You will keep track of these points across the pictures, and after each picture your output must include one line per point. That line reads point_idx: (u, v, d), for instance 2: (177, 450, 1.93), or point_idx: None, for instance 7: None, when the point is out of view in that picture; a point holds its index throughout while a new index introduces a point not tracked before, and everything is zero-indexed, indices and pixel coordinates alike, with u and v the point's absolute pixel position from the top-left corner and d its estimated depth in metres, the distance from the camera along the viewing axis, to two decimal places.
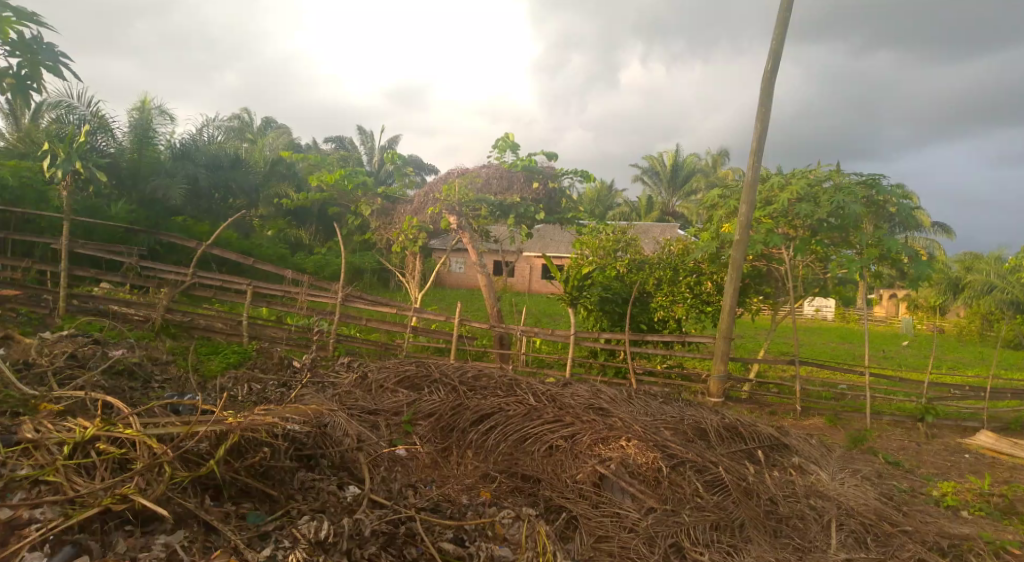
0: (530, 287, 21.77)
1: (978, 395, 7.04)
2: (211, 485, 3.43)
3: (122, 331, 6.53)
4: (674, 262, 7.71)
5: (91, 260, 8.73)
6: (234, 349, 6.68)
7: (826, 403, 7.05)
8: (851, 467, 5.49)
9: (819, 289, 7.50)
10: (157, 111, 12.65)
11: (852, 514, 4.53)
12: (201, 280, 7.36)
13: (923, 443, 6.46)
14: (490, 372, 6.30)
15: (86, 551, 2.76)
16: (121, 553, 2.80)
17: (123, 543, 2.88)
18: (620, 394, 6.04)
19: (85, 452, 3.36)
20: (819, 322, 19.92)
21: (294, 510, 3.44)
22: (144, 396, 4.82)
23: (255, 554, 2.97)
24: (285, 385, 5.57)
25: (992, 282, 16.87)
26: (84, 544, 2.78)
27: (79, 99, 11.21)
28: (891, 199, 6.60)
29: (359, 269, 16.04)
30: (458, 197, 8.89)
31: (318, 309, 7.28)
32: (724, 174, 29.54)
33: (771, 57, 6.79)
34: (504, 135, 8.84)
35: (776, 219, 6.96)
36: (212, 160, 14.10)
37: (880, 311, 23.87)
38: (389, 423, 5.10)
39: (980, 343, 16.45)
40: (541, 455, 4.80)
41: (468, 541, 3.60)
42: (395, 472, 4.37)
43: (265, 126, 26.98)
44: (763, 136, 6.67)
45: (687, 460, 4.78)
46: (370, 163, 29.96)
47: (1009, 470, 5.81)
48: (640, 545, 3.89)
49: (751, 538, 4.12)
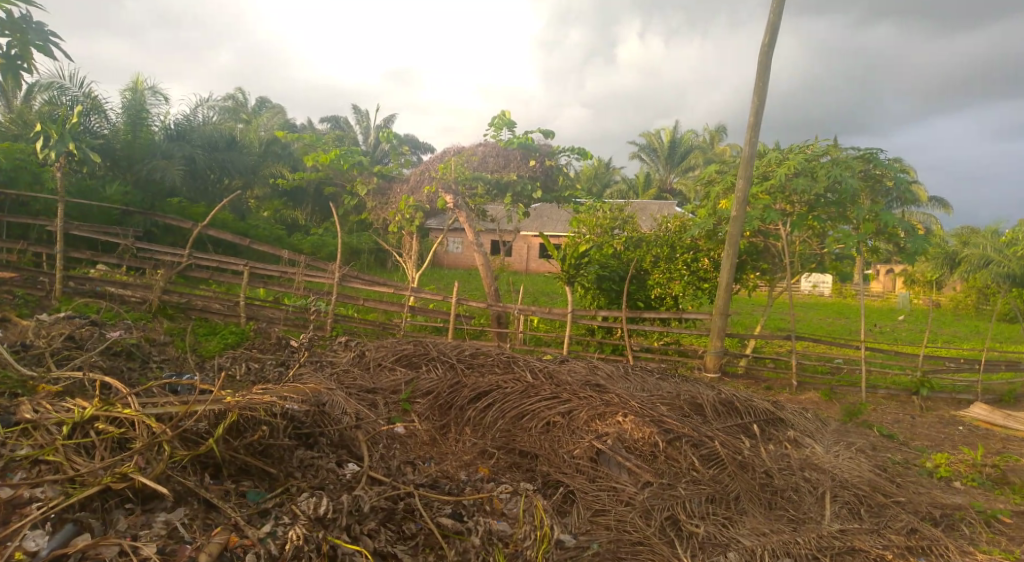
0: (528, 266, 21.80)
1: (972, 368, 7.09)
2: (210, 463, 3.46)
3: (119, 312, 6.54)
4: (671, 239, 7.71)
5: (86, 242, 8.70)
6: (231, 329, 6.70)
7: (823, 377, 7.10)
8: (846, 440, 5.55)
9: (815, 265, 7.50)
10: (151, 91, 12.41)
11: (846, 486, 4.59)
12: (197, 260, 7.40)
13: (918, 416, 6.51)
14: (487, 350, 6.34)
15: (87, 528, 2.80)
16: (121, 531, 2.84)
17: (124, 520, 2.91)
18: (617, 370, 6.09)
19: (85, 432, 3.38)
20: (816, 297, 19.96)
21: (294, 487, 3.46)
22: (142, 376, 4.86)
23: (256, 531, 3.00)
24: (284, 364, 5.60)
25: (990, 255, 16.83)
26: (86, 522, 2.82)
27: (71, 80, 11.09)
28: (889, 173, 6.57)
29: (357, 249, 16.03)
30: (454, 174, 8.78)
31: (316, 289, 7.31)
32: (722, 150, 29.26)
33: (768, 31, 6.71)
34: (500, 112, 8.73)
35: (773, 194, 6.93)
36: (207, 140, 13.95)
37: (876, 286, 23.93)
38: (388, 402, 5.13)
39: (977, 317, 16.49)
40: (538, 431, 4.84)
41: (467, 516, 3.64)
42: (394, 450, 4.40)
43: (260, 105, 26.73)
44: (761, 109, 6.61)
45: (683, 435, 4.80)
46: (366, 142, 29.77)
47: (1002, 441, 5.88)
48: (636, 518, 3.95)
49: (745, 511, 4.19)
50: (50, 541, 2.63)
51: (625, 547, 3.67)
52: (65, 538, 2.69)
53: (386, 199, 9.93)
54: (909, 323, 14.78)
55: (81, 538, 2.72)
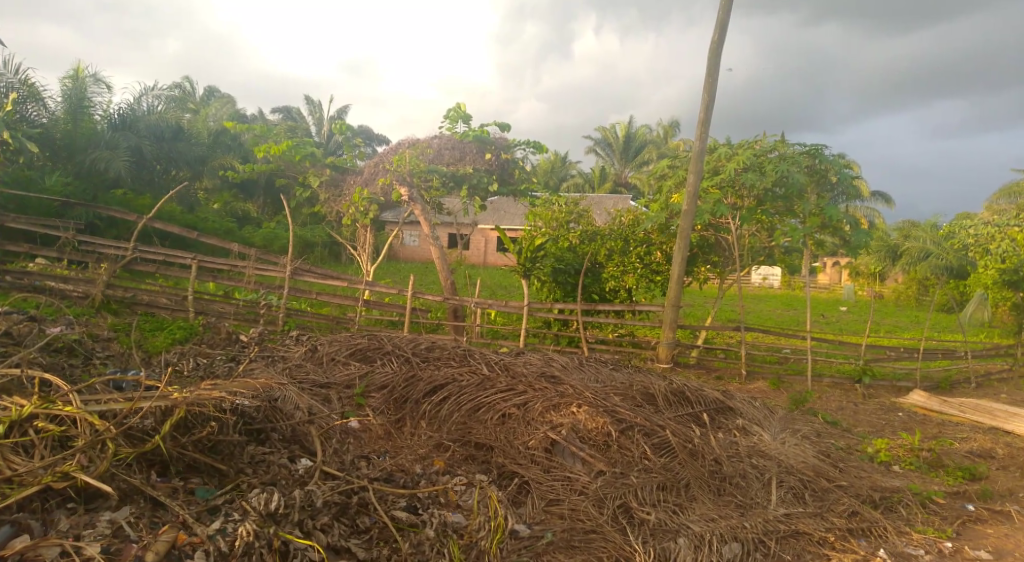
0: (486, 260, 21.89)
1: (912, 357, 7.42)
2: (157, 460, 3.30)
3: (59, 307, 6.32)
4: (624, 233, 7.89)
5: (25, 235, 8.37)
6: (179, 324, 6.52)
7: (771, 367, 7.33)
8: (792, 427, 5.72)
9: (765, 258, 7.74)
10: (91, 78, 11.87)
11: (792, 471, 4.73)
12: (143, 254, 7.19)
13: (860, 403, 6.77)
14: (443, 343, 6.35)
15: (26, 530, 2.58)
16: (63, 531, 2.65)
17: (66, 520, 2.72)
18: (571, 361, 6.16)
19: (23, 430, 3.09)
20: (765, 290, 20.56)
21: (244, 483, 3.35)
22: (84, 372, 4.68)
23: (205, 528, 2.85)
24: (234, 359, 5.50)
25: (929, 249, 17.58)
26: (25, 523, 2.60)
27: (6, 66, 10.61)
28: (833, 168, 6.83)
29: (310, 243, 16.10)
30: (409, 166, 8.69)
31: (267, 283, 7.21)
32: (675, 145, 29.65)
33: (718, 28, 6.85)
34: (456, 105, 8.72)
35: (724, 189, 7.12)
36: (153, 131, 13.50)
37: (823, 279, 24.81)
38: (341, 396, 5.07)
39: (918, 309, 17.26)
40: (494, 423, 4.84)
41: (421, 508, 3.61)
42: (348, 444, 4.33)
43: (209, 95, 26.16)
44: (711, 106, 6.75)
45: (636, 425, 4.88)
46: (320, 135, 29.32)
47: (938, 426, 6.15)
48: (590, 507, 3.99)
49: (695, 497, 4.28)
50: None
51: (578, 535, 3.70)
52: (2, 539, 2.45)
53: (339, 192, 9.92)
54: (852, 313, 15.33)
55: (21, 539, 2.50)
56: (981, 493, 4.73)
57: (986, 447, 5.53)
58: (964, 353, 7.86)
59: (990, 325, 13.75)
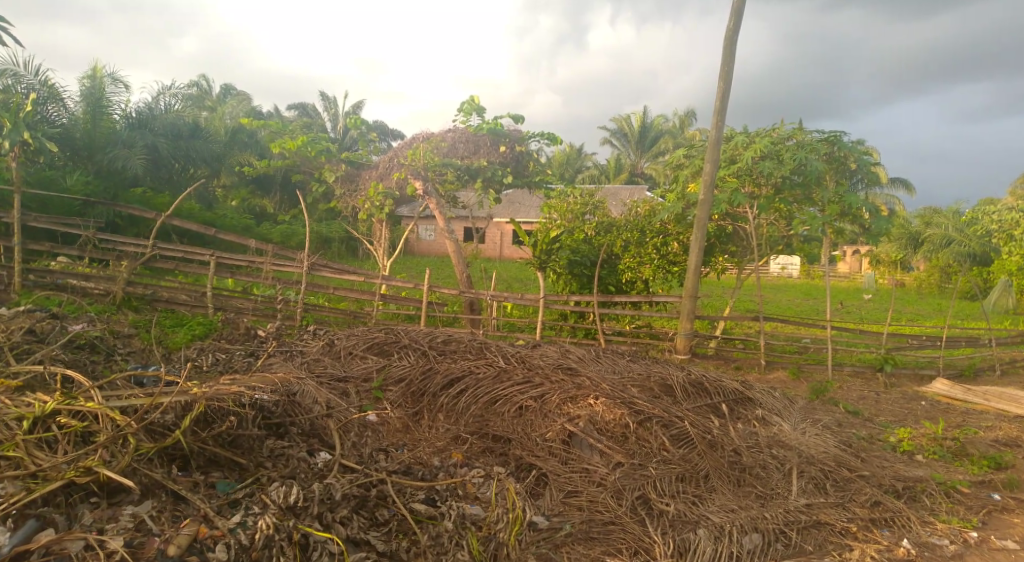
0: (501, 253, 21.97)
1: (935, 345, 7.30)
2: (178, 455, 3.32)
3: (81, 305, 6.43)
4: (641, 224, 7.88)
5: (48, 233, 8.53)
6: (198, 320, 6.59)
7: (790, 357, 7.28)
8: (813, 417, 5.66)
9: (783, 247, 7.87)
10: (110, 79, 11.94)
11: (813, 461, 4.67)
12: (161, 252, 7.33)
13: (882, 392, 6.70)
14: (460, 337, 6.36)
15: (51, 524, 2.62)
16: (88, 525, 2.67)
17: (89, 515, 2.74)
18: (588, 353, 6.14)
19: (47, 426, 3.14)
20: (783, 279, 20.44)
21: (264, 477, 3.35)
22: (106, 369, 4.73)
23: (226, 521, 2.87)
24: (252, 354, 5.55)
25: (951, 236, 17.41)
26: (49, 517, 2.63)
27: (26, 67, 10.81)
28: (852, 155, 6.75)
29: (327, 238, 16.25)
30: (423, 161, 8.76)
31: (283, 279, 7.25)
32: (690, 135, 29.41)
33: (734, 14, 6.75)
34: (470, 97, 8.69)
35: (741, 177, 7.04)
36: (170, 129, 13.58)
37: (842, 267, 24.59)
38: (359, 390, 5.08)
39: (939, 295, 17.31)
40: (511, 415, 4.82)
41: (440, 501, 3.57)
42: (366, 437, 4.33)
43: (226, 92, 26.45)
44: (727, 93, 6.67)
45: (654, 416, 4.83)
46: (335, 131, 29.52)
47: (963, 415, 6.07)
48: (608, 499, 3.97)
49: (715, 488, 4.24)
50: (14, 535, 2.43)
51: (597, 527, 3.70)
52: (28, 534, 2.49)
53: (354, 187, 9.97)
54: (873, 302, 15.18)
55: (46, 533, 2.54)
56: (1008, 482, 4.65)
57: (1013, 436, 5.43)
58: (989, 341, 7.74)
59: (1015, 312, 13.57)
